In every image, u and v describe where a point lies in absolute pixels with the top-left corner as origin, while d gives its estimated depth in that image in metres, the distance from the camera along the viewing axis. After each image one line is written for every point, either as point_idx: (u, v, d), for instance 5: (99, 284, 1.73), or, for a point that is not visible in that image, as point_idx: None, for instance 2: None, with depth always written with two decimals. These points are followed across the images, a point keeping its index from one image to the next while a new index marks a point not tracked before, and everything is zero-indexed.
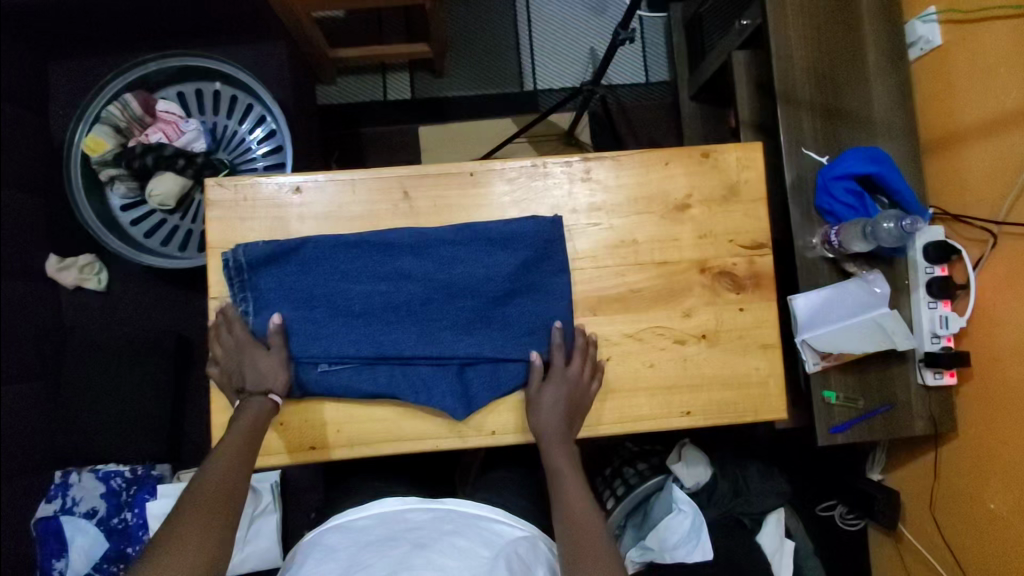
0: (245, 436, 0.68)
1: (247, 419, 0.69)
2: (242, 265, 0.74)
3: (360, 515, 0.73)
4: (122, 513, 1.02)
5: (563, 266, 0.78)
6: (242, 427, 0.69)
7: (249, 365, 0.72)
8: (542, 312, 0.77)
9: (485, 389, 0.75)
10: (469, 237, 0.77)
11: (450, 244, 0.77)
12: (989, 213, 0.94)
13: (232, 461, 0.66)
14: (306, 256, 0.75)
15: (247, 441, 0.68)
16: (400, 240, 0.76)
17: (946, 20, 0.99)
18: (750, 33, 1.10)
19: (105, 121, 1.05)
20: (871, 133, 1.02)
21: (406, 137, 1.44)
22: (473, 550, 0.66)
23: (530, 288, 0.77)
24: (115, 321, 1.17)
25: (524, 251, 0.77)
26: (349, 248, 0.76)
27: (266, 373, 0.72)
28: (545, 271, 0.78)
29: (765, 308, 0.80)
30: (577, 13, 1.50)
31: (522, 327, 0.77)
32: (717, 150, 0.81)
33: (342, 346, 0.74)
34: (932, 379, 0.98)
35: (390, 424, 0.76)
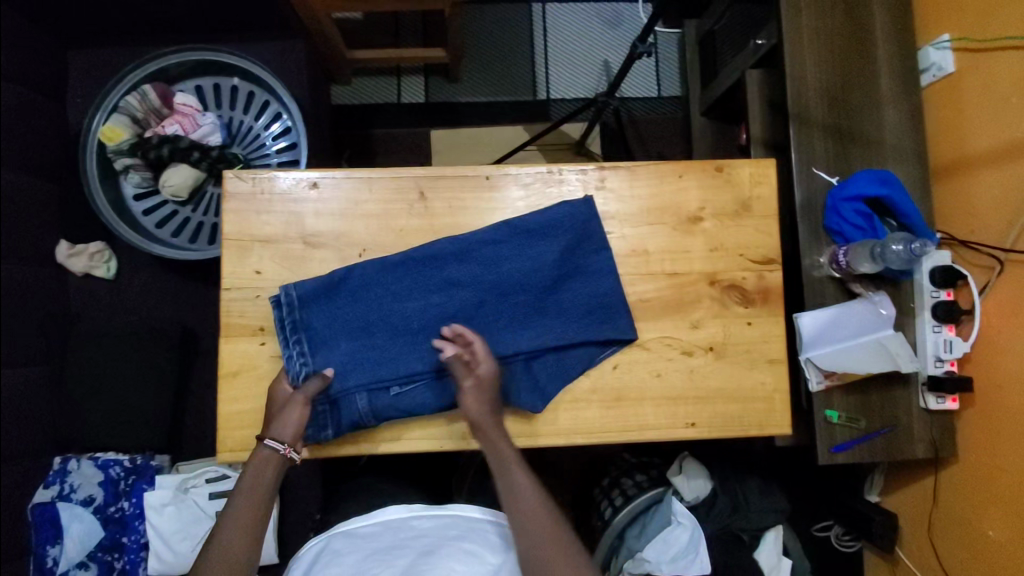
0: (253, 484, 0.68)
1: (254, 467, 0.69)
2: (294, 303, 0.74)
3: (365, 523, 0.73)
4: (119, 501, 1.03)
5: (603, 244, 0.80)
6: (249, 474, 0.69)
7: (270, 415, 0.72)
8: (592, 294, 0.79)
9: (551, 379, 0.77)
10: (508, 233, 0.78)
11: (492, 245, 0.78)
12: (996, 239, 0.94)
13: (243, 519, 0.66)
14: (354, 284, 0.76)
15: (253, 488, 0.68)
16: (443, 250, 0.77)
17: (960, 47, 1.00)
18: (764, 53, 1.11)
19: (122, 110, 1.06)
20: (882, 156, 1.03)
21: (419, 140, 1.46)
22: (480, 555, 0.67)
23: (577, 271, 0.79)
24: (123, 309, 1.18)
25: (565, 238, 0.78)
26: (395, 268, 0.76)
27: (281, 424, 0.70)
28: (587, 252, 0.79)
29: (772, 323, 0.81)
30: (592, 25, 1.52)
31: (577, 311, 0.78)
32: (732, 165, 0.81)
33: (410, 364, 0.75)
34: (934, 404, 0.98)
35: (465, 432, 0.77)
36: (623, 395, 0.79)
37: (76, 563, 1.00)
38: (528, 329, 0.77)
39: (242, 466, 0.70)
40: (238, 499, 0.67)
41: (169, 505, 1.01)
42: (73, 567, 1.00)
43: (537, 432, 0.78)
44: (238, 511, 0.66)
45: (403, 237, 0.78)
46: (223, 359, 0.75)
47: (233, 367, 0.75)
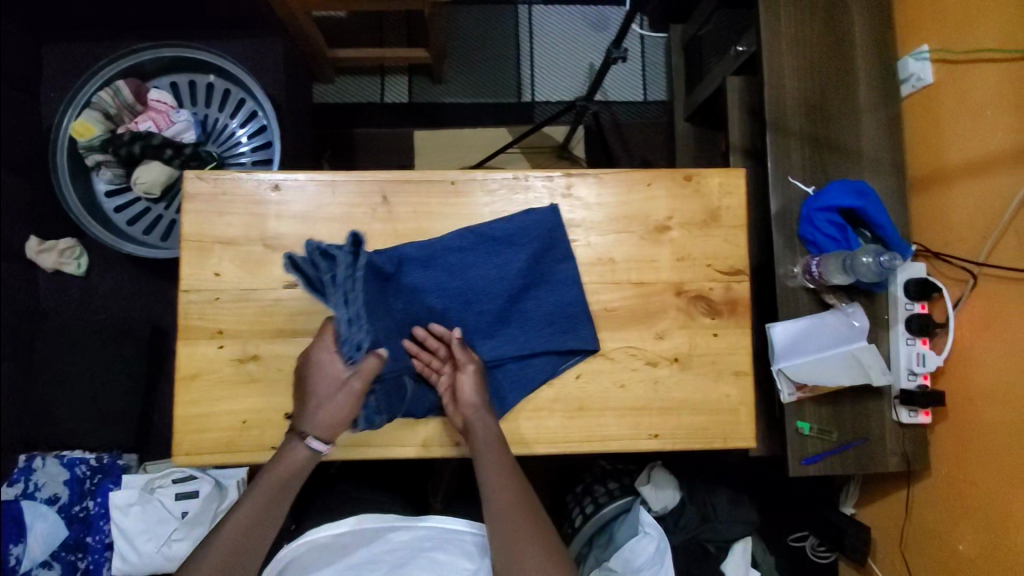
0: (285, 475, 0.68)
1: (291, 456, 0.69)
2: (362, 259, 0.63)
3: (333, 532, 0.72)
4: (84, 501, 1.02)
5: (568, 253, 0.79)
6: (284, 463, 0.68)
7: (317, 398, 0.69)
8: (557, 303, 0.78)
9: (513, 387, 0.77)
10: (473, 240, 0.77)
11: (457, 252, 0.77)
12: (971, 253, 0.94)
13: (259, 510, 0.67)
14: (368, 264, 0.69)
15: (281, 479, 0.68)
16: (410, 254, 0.75)
17: (938, 58, 0.99)
18: (745, 60, 1.11)
19: (94, 106, 1.05)
20: (858, 166, 1.02)
21: (401, 140, 1.45)
22: (454, 565, 0.71)
23: (541, 280, 0.78)
24: (92, 307, 1.17)
25: (531, 246, 0.77)
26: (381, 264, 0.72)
27: (329, 421, 0.68)
28: (552, 260, 0.79)
29: (739, 335, 0.80)
30: (578, 28, 1.51)
31: (540, 319, 0.78)
32: (700, 174, 0.81)
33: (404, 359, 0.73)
34: (906, 417, 0.97)
35: (427, 436, 0.77)
36: (585, 404, 0.78)
37: (38, 562, 0.98)
38: (488, 336, 0.77)
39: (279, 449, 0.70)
40: (263, 487, 0.68)
41: (135, 505, 1.00)
42: (37, 566, 0.98)
43: None
44: (258, 502, 0.67)
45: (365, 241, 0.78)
46: (180, 362, 0.74)
47: (190, 370, 0.74)
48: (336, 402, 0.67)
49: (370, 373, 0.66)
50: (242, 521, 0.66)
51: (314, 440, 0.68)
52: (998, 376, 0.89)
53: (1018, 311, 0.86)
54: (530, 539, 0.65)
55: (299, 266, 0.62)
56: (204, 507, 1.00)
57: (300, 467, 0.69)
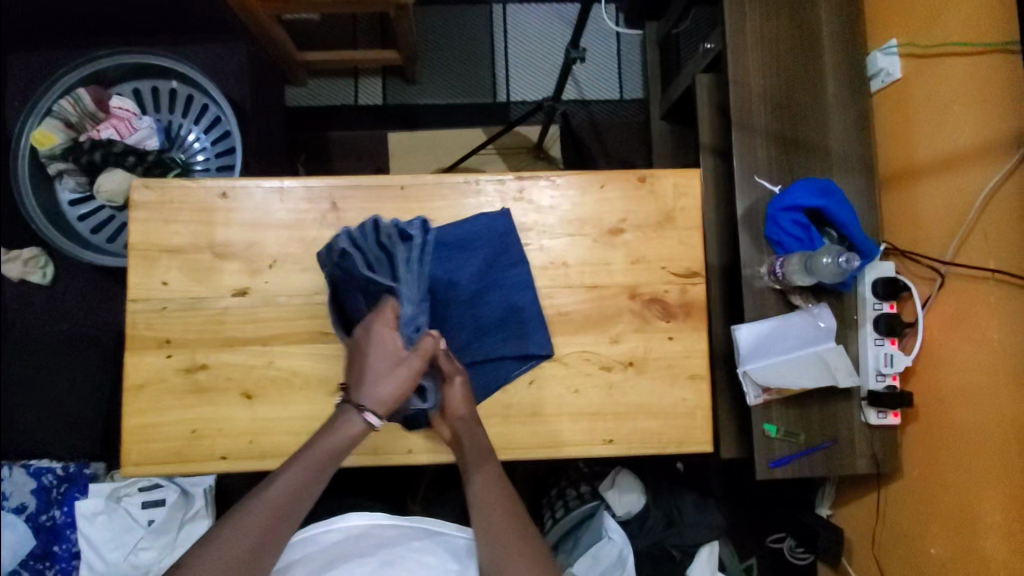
0: (330, 451, 0.64)
1: (340, 431, 0.65)
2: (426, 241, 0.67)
3: (327, 530, 0.74)
4: (51, 510, 1.02)
5: (520, 257, 0.78)
6: (330, 438, 0.64)
7: (368, 373, 0.66)
8: (509, 307, 0.76)
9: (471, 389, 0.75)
10: None
11: None
12: (939, 251, 0.92)
13: (291, 494, 0.61)
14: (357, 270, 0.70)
15: (326, 454, 0.64)
16: None
17: (906, 53, 0.97)
18: (713, 57, 1.09)
19: (56, 115, 1.04)
20: (827, 164, 1.00)
21: (376, 142, 1.43)
22: (440, 566, 0.71)
23: (495, 284, 0.77)
24: (58, 315, 1.13)
25: (484, 250, 0.76)
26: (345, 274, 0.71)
27: (388, 394, 0.65)
28: (503, 265, 0.77)
29: (695, 338, 0.79)
30: (554, 27, 1.49)
31: (494, 323, 0.76)
32: (654, 175, 0.79)
33: None
34: (875, 418, 0.96)
35: (382, 441, 0.77)
36: (538, 409, 0.77)
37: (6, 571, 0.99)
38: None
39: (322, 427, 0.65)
40: (301, 464, 0.63)
41: (101, 513, 0.99)
42: None
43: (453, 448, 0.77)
44: (296, 480, 0.62)
45: (314, 248, 0.77)
46: (128, 372, 0.74)
47: (138, 380, 0.74)
48: (397, 375, 0.65)
49: (428, 353, 0.66)
50: (271, 502, 0.60)
51: (372, 415, 0.65)
52: (967, 377, 0.88)
53: (986, 311, 0.85)
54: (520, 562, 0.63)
55: (352, 237, 0.66)
56: (171, 516, 1.00)
57: (350, 442, 0.65)
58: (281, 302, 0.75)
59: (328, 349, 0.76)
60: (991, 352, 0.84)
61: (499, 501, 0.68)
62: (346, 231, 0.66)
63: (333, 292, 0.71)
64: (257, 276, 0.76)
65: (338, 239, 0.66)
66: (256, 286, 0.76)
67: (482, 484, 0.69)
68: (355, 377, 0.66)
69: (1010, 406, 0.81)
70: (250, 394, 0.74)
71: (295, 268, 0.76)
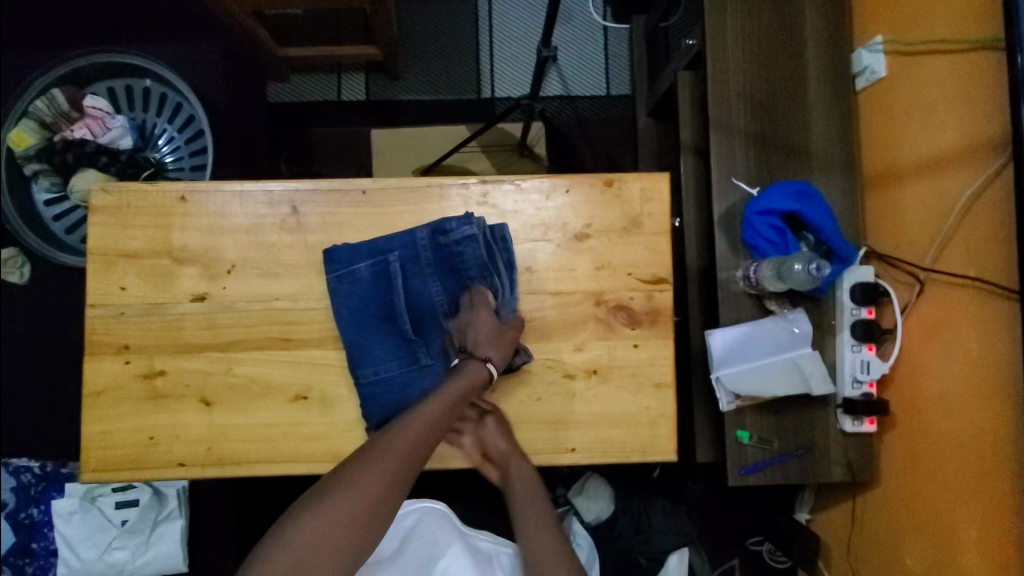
0: (453, 399, 0.70)
1: (462, 379, 0.71)
2: (503, 236, 0.75)
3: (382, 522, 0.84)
4: (29, 508, 1.03)
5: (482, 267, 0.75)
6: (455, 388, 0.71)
7: (483, 335, 0.73)
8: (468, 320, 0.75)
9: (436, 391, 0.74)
10: (410, 255, 0.74)
11: (390, 268, 0.73)
12: (919, 256, 0.89)
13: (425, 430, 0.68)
14: (383, 270, 0.73)
15: (449, 405, 0.70)
16: (366, 272, 0.73)
17: (892, 50, 0.94)
18: (694, 54, 1.06)
19: (31, 116, 1.04)
20: (807, 165, 0.97)
21: (360, 139, 1.40)
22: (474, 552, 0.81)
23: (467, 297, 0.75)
24: (33, 315, 1.13)
25: (450, 264, 0.74)
26: (356, 279, 0.73)
27: (496, 350, 0.72)
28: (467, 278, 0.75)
29: (660, 346, 0.77)
30: (538, 19, 1.44)
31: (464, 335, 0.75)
32: (621, 179, 0.78)
33: (380, 352, 0.73)
34: (850, 426, 0.93)
35: (333, 447, 0.75)
36: (499, 417, 0.76)
37: None
38: (400, 353, 0.73)
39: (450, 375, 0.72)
40: (427, 412, 0.69)
41: (77, 513, 1.00)
42: None
43: None
44: (422, 428, 0.68)
45: (273, 253, 0.76)
46: (87, 377, 0.74)
47: (96, 386, 0.74)
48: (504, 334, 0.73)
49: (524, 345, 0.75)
50: (396, 453, 0.67)
51: (491, 367, 0.72)
52: (945, 386, 0.86)
53: (965, 319, 0.82)
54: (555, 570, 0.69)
55: (469, 231, 0.73)
56: (144, 516, 1.01)
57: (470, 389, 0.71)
58: (240, 307, 0.75)
59: (286, 355, 0.75)
60: (969, 362, 0.82)
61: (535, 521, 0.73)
62: (469, 224, 0.73)
63: (386, 277, 0.73)
64: (216, 282, 0.75)
65: (460, 228, 0.73)
66: (214, 292, 0.75)
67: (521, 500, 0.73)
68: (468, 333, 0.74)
69: (986, 418, 0.79)
70: (209, 401, 0.74)
71: (254, 273, 0.76)
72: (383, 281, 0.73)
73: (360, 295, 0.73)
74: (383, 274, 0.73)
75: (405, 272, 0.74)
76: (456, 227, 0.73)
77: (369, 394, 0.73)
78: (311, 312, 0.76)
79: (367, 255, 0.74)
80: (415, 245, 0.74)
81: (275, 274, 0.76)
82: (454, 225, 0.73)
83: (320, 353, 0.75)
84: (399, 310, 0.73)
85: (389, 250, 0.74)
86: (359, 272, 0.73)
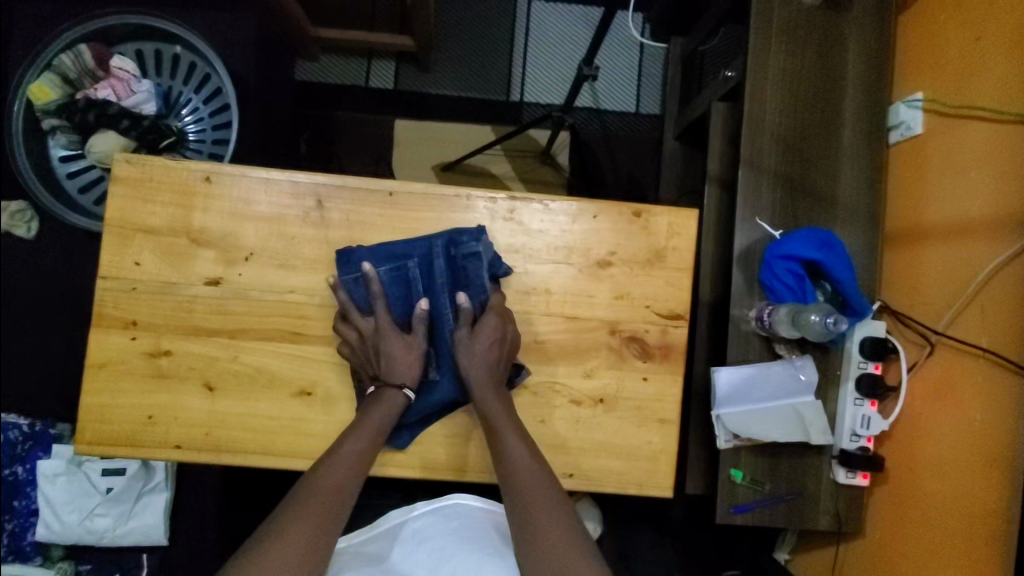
0: (375, 430, 0.69)
1: (381, 411, 0.70)
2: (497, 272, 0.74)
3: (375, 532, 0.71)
4: (13, 465, 1.02)
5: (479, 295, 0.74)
6: (369, 426, 0.69)
7: (397, 359, 0.71)
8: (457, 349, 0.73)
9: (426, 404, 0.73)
10: (416, 268, 0.73)
11: (399, 277, 0.73)
12: (932, 319, 0.90)
13: (359, 449, 0.68)
14: (395, 276, 0.73)
15: (376, 431, 0.69)
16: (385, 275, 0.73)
17: (931, 109, 0.93)
18: (731, 86, 1.05)
19: (55, 69, 1.01)
20: (831, 213, 0.97)
21: (383, 128, 1.38)
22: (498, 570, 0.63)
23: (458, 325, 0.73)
24: (39, 271, 1.12)
25: (449, 285, 0.74)
26: (376, 281, 0.73)
27: (404, 366, 0.72)
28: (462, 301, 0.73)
29: (669, 382, 0.77)
30: (576, 28, 1.43)
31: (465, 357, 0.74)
32: (650, 211, 0.77)
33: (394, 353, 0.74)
34: (844, 478, 0.94)
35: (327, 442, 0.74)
36: None
37: None
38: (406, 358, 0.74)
39: (364, 407, 0.71)
40: (353, 441, 0.68)
41: (61, 475, 1.00)
42: None
43: (406, 466, 0.75)
44: (352, 458, 0.67)
45: (293, 246, 0.75)
46: (90, 349, 0.73)
47: (99, 359, 0.73)
48: (483, 330, 0.72)
49: (501, 304, 0.74)
50: (323, 491, 0.64)
51: (408, 389, 0.72)
52: (942, 451, 0.86)
53: (971, 388, 0.83)
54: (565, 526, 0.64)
55: (474, 247, 0.73)
56: (130, 486, 1.01)
57: (395, 416, 0.71)
58: (254, 296, 0.74)
59: (295, 349, 0.75)
60: (969, 431, 0.82)
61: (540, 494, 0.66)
62: (475, 241, 0.73)
63: (404, 281, 0.73)
64: (231, 267, 0.75)
65: (468, 243, 0.73)
66: (229, 278, 0.75)
67: (525, 469, 0.67)
68: (373, 361, 0.71)
69: (980, 489, 0.79)
70: (211, 386, 0.74)
71: (272, 263, 0.75)
72: (404, 286, 0.73)
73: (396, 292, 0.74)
74: (399, 280, 0.73)
75: (423, 278, 0.74)
76: (465, 242, 0.73)
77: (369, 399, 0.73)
78: (325, 309, 0.75)
79: (387, 257, 0.73)
80: (418, 260, 0.73)
81: (293, 266, 0.75)
82: (467, 237, 0.73)
83: (330, 351, 0.75)
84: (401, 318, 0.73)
85: (409, 255, 0.73)
86: (376, 275, 0.72)
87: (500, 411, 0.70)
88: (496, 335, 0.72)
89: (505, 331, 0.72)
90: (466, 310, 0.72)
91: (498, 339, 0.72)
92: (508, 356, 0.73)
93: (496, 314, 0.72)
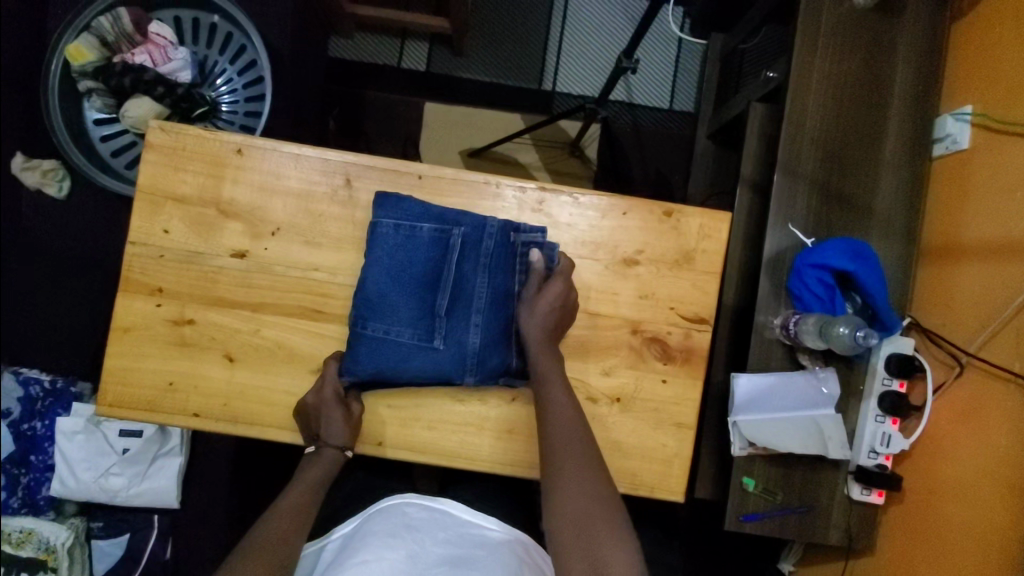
0: (315, 484, 0.71)
1: (319, 467, 0.72)
2: (549, 266, 0.74)
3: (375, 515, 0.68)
4: (33, 420, 1.03)
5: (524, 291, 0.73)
6: (310, 477, 0.71)
7: (333, 420, 0.71)
8: (490, 358, 0.73)
9: (336, 433, 0.71)
10: (469, 257, 0.73)
11: (451, 261, 0.73)
12: (963, 341, 0.87)
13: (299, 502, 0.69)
14: (448, 258, 0.73)
15: (315, 488, 0.71)
16: (423, 259, 0.73)
17: (979, 123, 0.89)
18: (772, 88, 1.02)
19: (92, 31, 1.00)
20: (866, 223, 0.95)
21: (412, 110, 1.37)
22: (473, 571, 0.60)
23: (506, 324, 0.74)
24: (69, 232, 1.14)
25: (504, 281, 0.74)
26: (410, 260, 0.72)
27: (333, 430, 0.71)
28: (508, 295, 0.74)
29: (688, 385, 0.76)
30: (615, 20, 1.40)
31: (490, 364, 0.73)
32: (682, 212, 0.76)
33: (419, 363, 0.72)
34: (858, 494, 0.92)
35: None
36: (516, 427, 0.75)
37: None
38: (416, 321, 0.72)
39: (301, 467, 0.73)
40: (294, 496, 0.69)
41: (79, 433, 1.02)
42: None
43: (401, 446, 0.75)
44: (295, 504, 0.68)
45: (320, 223, 0.75)
46: (117, 313, 0.74)
47: (125, 323, 0.74)
48: (549, 291, 0.72)
49: (568, 270, 0.73)
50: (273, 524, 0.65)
51: (347, 450, 0.73)
52: (960, 473, 0.84)
53: (998, 414, 0.80)
54: (606, 536, 0.61)
55: (546, 258, 0.74)
56: (145, 449, 1.03)
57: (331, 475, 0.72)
58: (278, 271, 0.75)
59: (315, 326, 0.75)
60: (993, 457, 0.79)
61: (590, 500, 0.64)
62: (539, 234, 0.74)
63: (434, 265, 0.73)
64: (258, 241, 0.75)
65: (530, 233, 0.74)
66: (255, 251, 0.75)
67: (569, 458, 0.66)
68: (314, 419, 0.72)
69: (998, 516, 0.76)
70: (232, 357, 0.74)
71: (298, 239, 0.75)
72: (439, 248, 0.73)
73: (472, 358, 0.72)
74: (433, 262, 0.73)
75: (465, 248, 0.73)
76: (527, 230, 0.74)
77: (364, 349, 0.71)
78: (348, 288, 0.75)
79: (429, 217, 0.73)
80: (467, 248, 0.73)
81: (319, 244, 0.75)
82: (525, 225, 0.75)
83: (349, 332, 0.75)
84: (437, 304, 0.72)
85: (453, 233, 0.73)
86: (418, 230, 0.73)
87: (568, 411, 0.69)
88: (559, 298, 0.72)
89: (567, 293, 0.72)
90: (537, 266, 0.73)
91: (558, 306, 0.72)
92: (568, 318, 0.73)
93: (561, 278, 0.72)
